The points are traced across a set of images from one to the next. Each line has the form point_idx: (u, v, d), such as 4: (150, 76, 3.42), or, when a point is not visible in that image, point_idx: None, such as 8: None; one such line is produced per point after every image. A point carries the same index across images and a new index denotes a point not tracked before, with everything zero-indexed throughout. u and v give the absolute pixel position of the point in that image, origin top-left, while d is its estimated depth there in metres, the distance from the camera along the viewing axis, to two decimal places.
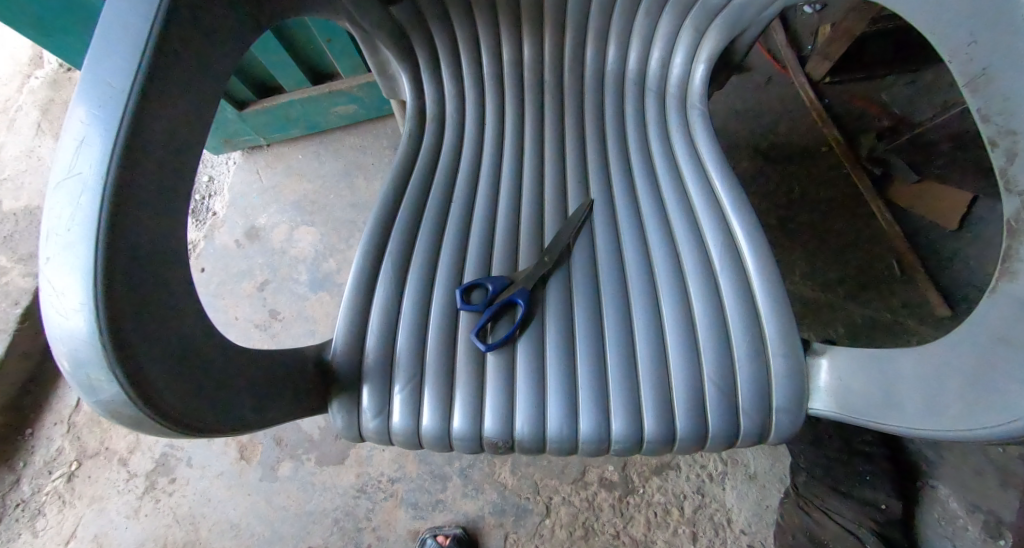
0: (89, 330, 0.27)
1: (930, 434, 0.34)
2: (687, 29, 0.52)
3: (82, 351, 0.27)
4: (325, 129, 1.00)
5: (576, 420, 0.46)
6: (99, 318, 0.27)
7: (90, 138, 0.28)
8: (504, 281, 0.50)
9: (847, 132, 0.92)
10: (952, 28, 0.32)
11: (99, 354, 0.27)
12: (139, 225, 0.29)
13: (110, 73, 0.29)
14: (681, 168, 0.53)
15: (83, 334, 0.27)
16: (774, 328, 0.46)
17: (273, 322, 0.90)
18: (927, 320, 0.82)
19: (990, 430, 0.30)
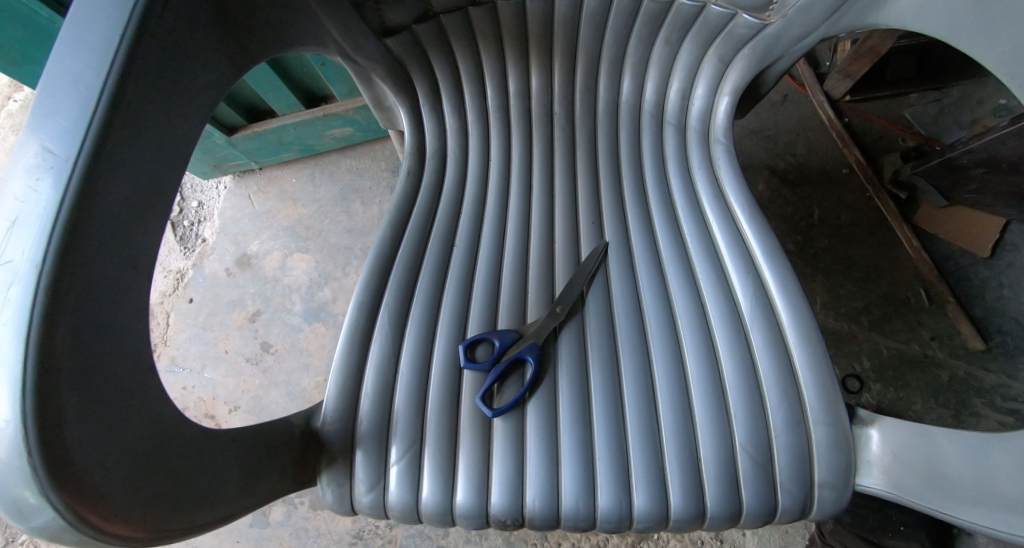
0: (16, 447, 0.22)
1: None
2: (711, 58, 0.48)
3: (4, 472, 0.22)
4: (320, 152, 0.96)
5: (594, 495, 0.41)
6: (29, 431, 0.22)
7: (27, 217, 0.23)
8: (512, 336, 0.46)
9: (868, 153, 0.87)
10: None
11: (27, 476, 0.22)
12: (86, 312, 0.25)
13: (54, 138, 0.24)
14: (705, 208, 0.49)
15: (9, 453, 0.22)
16: (814, 393, 0.41)
17: (265, 356, 0.85)
18: (959, 353, 0.77)
19: None
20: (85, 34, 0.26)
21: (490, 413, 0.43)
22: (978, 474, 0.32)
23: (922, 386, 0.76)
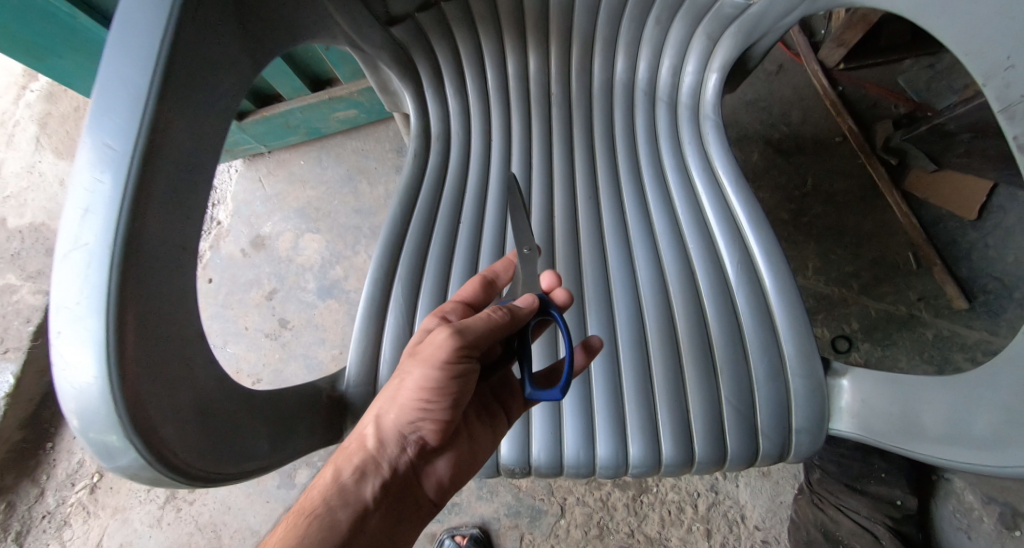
0: (106, 399, 0.27)
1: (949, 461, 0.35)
2: (700, 37, 0.50)
3: (99, 421, 0.27)
4: (326, 134, 0.99)
5: (593, 445, 0.46)
6: (113, 387, 0.27)
7: (95, 207, 0.27)
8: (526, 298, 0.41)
9: (862, 120, 0.89)
10: (989, 50, 0.31)
11: (112, 420, 0.27)
12: (141, 289, 0.29)
13: (110, 134, 0.28)
14: (695, 182, 0.52)
15: (101, 404, 0.27)
16: (793, 349, 0.45)
17: (283, 331, 0.90)
18: (944, 312, 0.81)
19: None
20: (122, 47, 0.29)
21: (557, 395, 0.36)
22: (959, 419, 0.34)
23: (908, 344, 0.80)
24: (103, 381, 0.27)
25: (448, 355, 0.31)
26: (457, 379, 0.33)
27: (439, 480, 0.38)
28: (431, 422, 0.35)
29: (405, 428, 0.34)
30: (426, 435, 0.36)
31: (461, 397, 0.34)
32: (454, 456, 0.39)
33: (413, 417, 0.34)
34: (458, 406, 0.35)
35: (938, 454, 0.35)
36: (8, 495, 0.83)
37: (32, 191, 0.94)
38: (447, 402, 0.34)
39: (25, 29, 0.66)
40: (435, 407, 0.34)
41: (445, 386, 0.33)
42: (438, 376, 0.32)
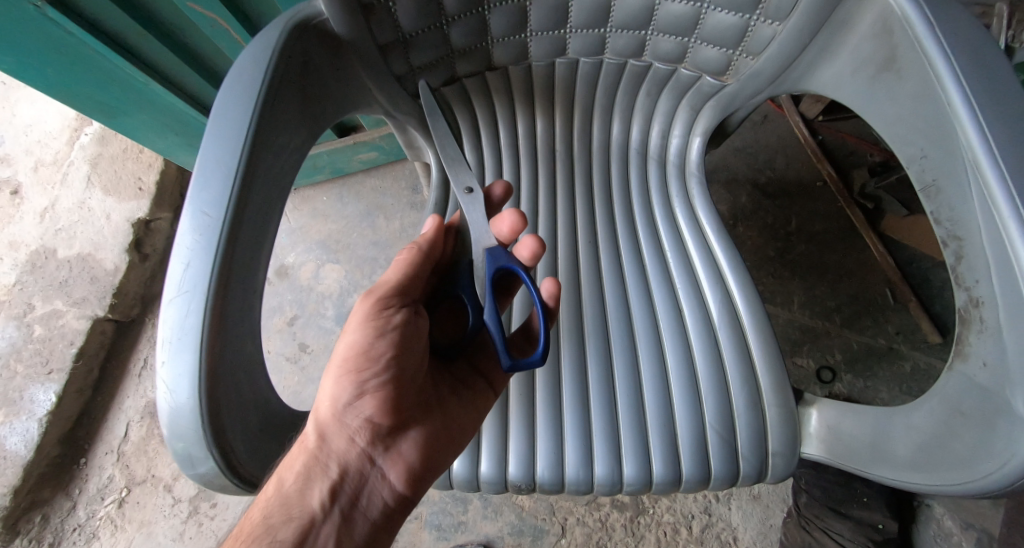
0: (193, 417, 0.33)
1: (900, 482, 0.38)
2: (684, 107, 0.59)
3: (186, 435, 0.33)
4: (348, 173, 1.07)
5: (592, 464, 0.52)
6: (199, 407, 0.33)
7: (194, 262, 0.34)
8: (496, 250, 0.48)
9: (840, 167, 0.97)
10: (909, 142, 0.39)
11: (197, 434, 0.33)
12: (225, 328, 0.35)
13: (207, 205, 0.35)
14: (682, 231, 0.59)
15: (189, 421, 0.33)
16: (768, 380, 0.52)
17: (303, 355, 0.97)
18: (920, 346, 0.87)
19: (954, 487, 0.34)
20: (220, 137, 0.37)
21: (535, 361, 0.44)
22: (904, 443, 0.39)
23: (887, 375, 0.86)
24: (192, 402, 0.33)
25: (370, 313, 0.40)
26: (383, 337, 0.40)
27: (403, 461, 0.44)
28: (370, 400, 0.40)
29: (346, 415, 0.40)
30: (370, 420, 0.41)
31: (392, 362, 0.40)
32: (415, 439, 0.45)
33: (350, 399, 0.39)
34: (394, 373, 0.41)
35: (889, 475, 0.39)
36: (44, 508, 0.90)
37: (80, 224, 1.03)
38: (380, 369, 0.40)
39: (103, 94, 0.71)
40: (368, 377, 0.39)
41: (372, 348, 0.39)
42: (362, 334, 0.39)
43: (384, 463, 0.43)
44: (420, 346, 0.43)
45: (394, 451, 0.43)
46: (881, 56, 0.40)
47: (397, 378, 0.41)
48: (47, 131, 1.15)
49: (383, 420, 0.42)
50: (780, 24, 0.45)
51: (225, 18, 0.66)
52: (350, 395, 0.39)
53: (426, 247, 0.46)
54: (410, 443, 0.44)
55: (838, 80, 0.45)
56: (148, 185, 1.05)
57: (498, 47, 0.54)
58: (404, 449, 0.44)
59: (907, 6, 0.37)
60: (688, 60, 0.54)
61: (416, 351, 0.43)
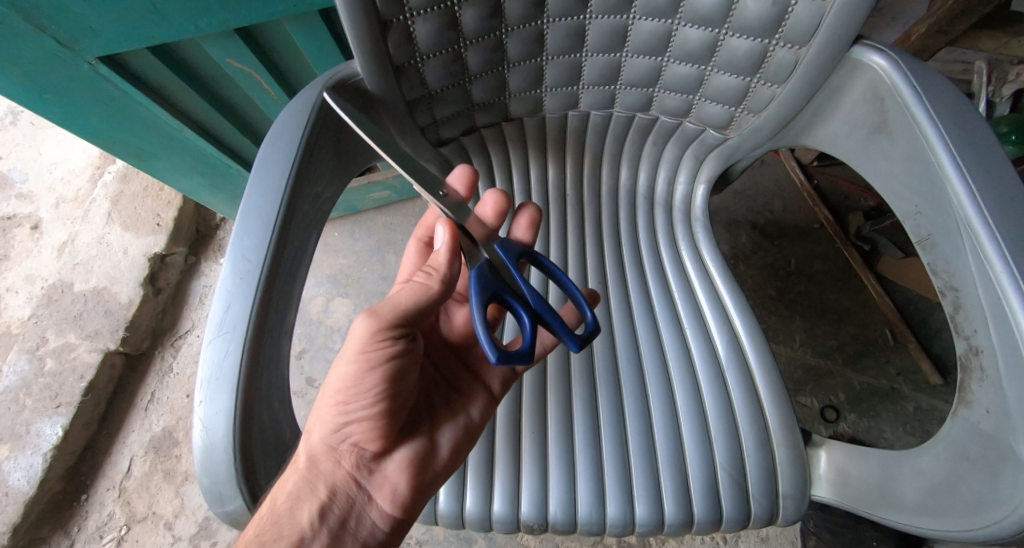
0: (226, 456, 0.33)
1: (913, 527, 0.39)
2: (689, 156, 0.63)
3: (218, 473, 0.33)
4: (359, 210, 1.11)
5: (604, 505, 0.52)
6: (233, 446, 0.33)
7: (234, 304, 0.36)
8: (508, 242, 0.47)
9: (836, 210, 1.01)
10: (903, 197, 0.42)
11: (230, 473, 0.33)
12: (262, 368, 0.36)
13: (248, 251, 0.37)
14: (689, 272, 0.62)
15: (222, 460, 0.33)
16: (777, 421, 0.53)
17: (309, 390, 0.97)
18: (922, 387, 0.88)
19: (969, 533, 0.34)
20: (262, 187, 0.39)
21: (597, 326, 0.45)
22: (915, 485, 0.39)
23: (890, 416, 0.87)
24: (227, 440, 0.33)
25: (366, 340, 0.37)
26: (375, 370, 0.38)
27: (390, 485, 0.43)
28: (358, 429, 0.40)
29: (334, 440, 0.40)
30: (357, 445, 0.41)
31: (381, 396, 0.39)
32: (403, 463, 0.44)
33: (337, 427, 0.39)
34: (383, 405, 0.40)
35: (901, 519, 0.40)
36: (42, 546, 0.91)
37: (98, 259, 1.06)
38: (367, 402, 0.39)
39: (137, 138, 0.75)
40: (355, 409, 0.39)
41: (361, 381, 0.38)
42: (355, 367, 0.37)
43: (371, 487, 0.43)
44: (411, 373, 0.42)
45: (381, 476, 0.43)
46: (874, 120, 0.44)
47: (388, 406, 0.40)
48: (70, 169, 1.22)
49: (371, 446, 0.42)
50: (779, 87, 0.49)
51: (259, 72, 0.70)
52: (337, 424, 0.39)
53: (443, 272, 0.42)
54: (399, 466, 0.44)
55: (834, 137, 0.49)
56: (166, 221, 1.08)
57: (515, 101, 0.58)
58: (391, 473, 0.44)
59: (896, 77, 0.41)
60: (692, 115, 0.57)
61: (408, 377, 0.42)
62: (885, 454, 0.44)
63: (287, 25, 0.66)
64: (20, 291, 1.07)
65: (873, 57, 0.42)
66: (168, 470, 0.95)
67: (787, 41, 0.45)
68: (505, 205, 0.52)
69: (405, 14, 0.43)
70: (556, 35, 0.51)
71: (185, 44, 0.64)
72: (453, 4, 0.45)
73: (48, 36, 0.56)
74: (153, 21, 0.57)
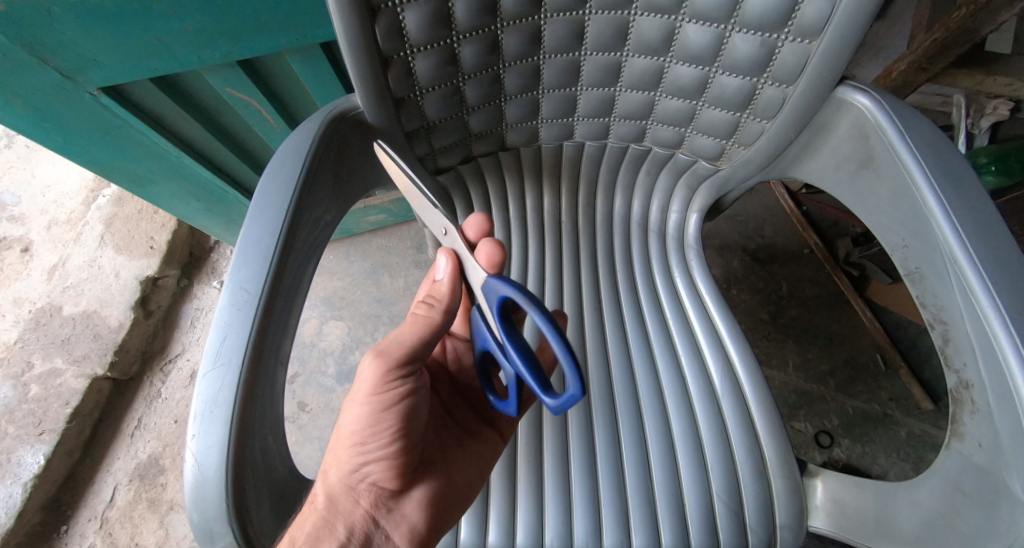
0: (218, 493, 0.32)
1: None
2: (682, 186, 0.65)
3: (209, 509, 0.32)
4: (355, 233, 1.11)
5: (601, 538, 0.50)
6: (226, 482, 0.32)
7: (231, 335, 0.35)
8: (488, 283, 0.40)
9: (825, 236, 1.03)
10: (890, 231, 0.44)
11: (222, 510, 0.32)
12: (256, 400, 0.35)
13: (246, 281, 0.37)
14: (683, 300, 0.63)
15: (214, 496, 0.32)
16: (773, 450, 0.53)
17: (301, 415, 0.96)
18: (914, 412, 0.88)
19: None
20: (261, 216, 0.40)
21: (571, 396, 0.32)
22: (912, 517, 0.39)
23: (884, 441, 0.87)
24: (220, 475, 0.32)
25: (378, 380, 0.39)
26: (389, 408, 0.40)
27: (408, 524, 0.43)
28: (374, 467, 0.41)
29: (353, 479, 0.41)
30: (376, 484, 0.42)
31: (397, 433, 0.41)
32: (420, 501, 0.45)
33: (355, 466, 0.40)
34: (399, 443, 0.42)
35: None
36: None
37: (89, 281, 1.05)
38: (383, 440, 0.41)
39: (136, 166, 0.76)
40: (373, 448, 0.40)
41: (378, 420, 0.40)
42: (370, 407, 0.39)
43: (389, 525, 0.42)
44: (421, 408, 0.44)
45: (398, 514, 0.43)
46: (860, 155, 0.45)
47: (402, 442, 0.42)
48: (64, 192, 1.21)
49: (389, 484, 0.43)
50: (768, 122, 0.51)
51: (258, 101, 0.71)
52: (354, 464, 0.40)
53: (444, 305, 0.43)
54: (416, 504, 0.44)
55: (821, 172, 0.51)
56: (160, 244, 1.07)
57: (511, 131, 0.59)
58: (408, 511, 0.44)
59: (880, 116, 0.42)
60: (685, 146, 0.59)
61: (419, 413, 0.43)
62: (882, 484, 0.44)
63: (288, 57, 0.67)
64: (7, 314, 1.05)
65: (857, 96, 0.44)
66: (153, 499, 0.92)
67: (775, 79, 0.47)
68: (499, 259, 0.48)
69: (405, 51, 0.45)
70: (552, 70, 0.52)
71: (186, 75, 0.65)
72: (452, 41, 0.46)
73: (51, 68, 0.57)
74: (156, 53, 0.58)
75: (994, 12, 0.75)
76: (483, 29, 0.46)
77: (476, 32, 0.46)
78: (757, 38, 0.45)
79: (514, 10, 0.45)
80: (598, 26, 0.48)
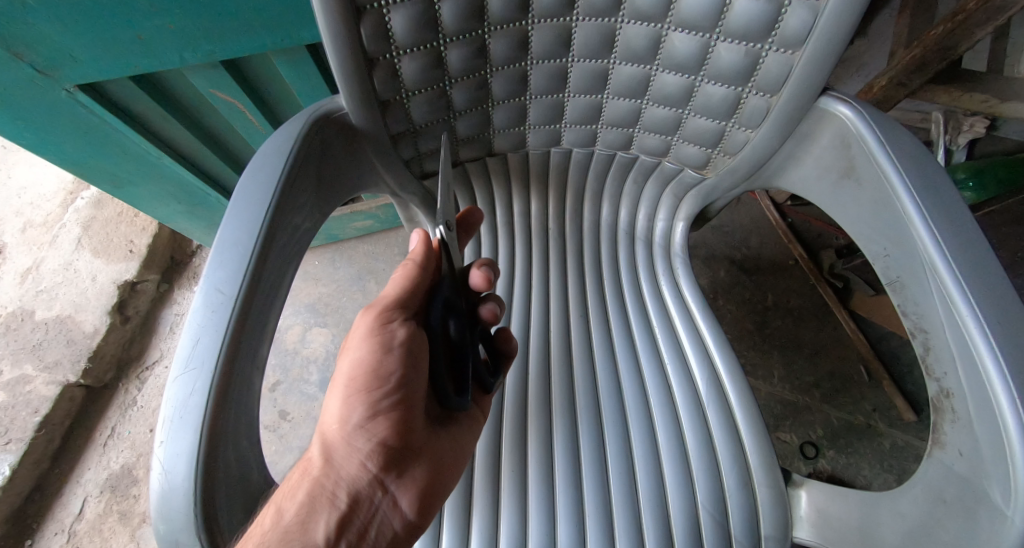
0: (185, 500, 0.31)
1: None
2: (669, 195, 0.65)
3: (174, 520, 0.31)
4: (341, 239, 1.10)
5: None
6: (192, 489, 0.31)
7: (203, 337, 0.34)
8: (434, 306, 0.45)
9: (809, 248, 1.04)
10: (873, 241, 0.44)
11: (188, 520, 0.31)
12: (229, 405, 0.34)
13: (222, 283, 0.36)
14: (670, 308, 0.63)
15: (180, 505, 0.31)
16: (758, 460, 0.52)
17: (282, 424, 0.93)
18: (897, 423, 0.89)
19: None
20: (241, 214, 0.39)
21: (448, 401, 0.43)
22: (899, 526, 0.38)
23: (869, 452, 0.87)
24: (188, 483, 0.31)
25: (373, 325, 0.42)
26: (391, 353, 0.41)
27: (416, 485, 0.44)
28: (380, 422, 0.41)
29: (356, 437, 0.41)
30: (381, 443, 0.42)
31: (399, 382, 0.42)
32: (422, 464, 0.45)
33: (360, 420, 0.41)
34: (403, 393, 0.43)
35: None
36: None
37: (64, 286, 1.02)
38: (386, 386, 0.41)
39: (115, 165, 0.74)
40: (379, 397, 0.41)
41: (381, 365, 0.41)
42: (371, 351, 0.41)
43: (397, 488, 0.43)
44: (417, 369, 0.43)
45: (405, 477, 0.43)
46: (842, 165, 0.46)
47: (404, 394, 0.43)
48: (41, 194, 1.19)
49: (393, 443, 0.43)
50: (753, 131, 0.51)
51: (243, 103, 0.70)
52: (361, 416, 0.41)
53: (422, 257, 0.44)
54: (419, 468, 0.45)
55: (804, 183, 0.51)
56: (139, 248, 1.05)
57: (499, 136, 0.59)
58: (416, 474, 0.44)
59: (861, 126, 0.43)
60: (671, 155, 0.59)
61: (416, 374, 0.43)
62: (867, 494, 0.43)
63: (274, 59, 0.67)
64: None
65: (839, 107, 0.44)
66: (125, 511, 0.89)
67: (759, 89, 0.48)
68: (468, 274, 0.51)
69: (391, 52, 0.44)
70: (540, 75, 0.52)
71: (168, 73, 0.64)
72: (439, 44, 0.46)
73: (26, 64, 0.56)
74: (136, 51, 0.57)
75: (971, 28, 0.77)
76: (470, 33, 0.46)
77: (464, 35, 0.46)
78: (741, 48, 0.45)
79: (501, 15, 0.45)
80: (585, 33, 0.48)
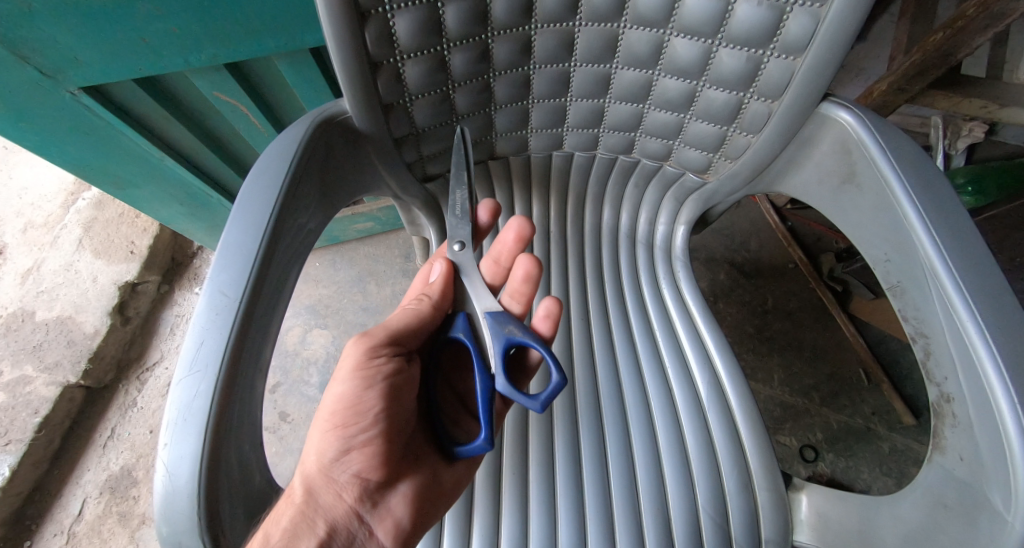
0: (188, 503, 0.31)
1: None
2: (670, 199, 0.65)
3: (178, 522, 0.31)
4: (342, 241, 1.10)
5: None
6: (195, 492, 0.31)
7: (207, 340, 0.34)
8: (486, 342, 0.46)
9: (809, 251, 1.04)
10: (874, 245, 0.44)
11: (192, 522, 0.31)
12: (233, 408, 0.34)
13: (226, 286, 0.36)
14: (671, 312, 0.63)
15: (183, 508, 0.31)
16: (758, 463, 0.52)
17: (282, 425, 0.93)
18: (896, 426, 0.89)
19: None
20: (246, 218, 0.39)
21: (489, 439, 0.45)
22: (898, 530, 0.39)
23: (868, 455, 0.87)
24: (191, 486, 0.31)
25: (360, 359, 0.41)
26: (372, 388, 0.41)
27: (393, 518, 0.42)
28: (358, 456, 0.40)
29: (334, 470, 0.40)
30: (359, 476, 0.40)
31: (380, 417, 0.41)
32: (404, 492, 0.44)
33: (338, 454, 0.39)
34: (382, 428, 0.41)
35: None
36: None
37: (65, 286, 1.02)
38: (365, 423, 0.40)
39: (117, 167, 0.74)
40: (356, 433, 0.40)
41: (361, 400, 0.40)
42: (353, 385, 0.40)
43: (372, 520, 0.41)
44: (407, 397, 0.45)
45: (383, 509, 0.42)
46: (843, 171, 0.46)
47: (384, 429, 0.42)
48: (42, 194, 1.19)
49: (373, 476, 0.41)
50: (754, 136, 0.51)
51: (246, 105, 0.71)
52: (336, 451, 0.39)
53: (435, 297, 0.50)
54: (400, 497, 0.43)
55: (805, 188, 0.52)
56: (140, 249, 1.05)
57: (501, 140, 0.59)
58: (394, 505, 0.43)
59: (862, 132, 0.43)
60: (672, 159, 0.60)
61: (404, 402, 0.44)
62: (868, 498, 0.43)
63: (277, 61, 0.67)
64: None
65: (840, 112, 0.45)
66: (124, 512, 0.89)
67: (761, 94, 0.48)
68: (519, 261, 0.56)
69: (395, 57, 0.45)
70: (542, 79, 0.52)
71: (171, 76, 0.65)
72: (442, 49, 0.46)
73: (30, 66, 0.56)
74: (140, 54, 0.58)
75: (970, 35, 0.77)
76: (473, 38, 0.46)
77: (467, 40, 0.46)
78: (744, 53, 0.46)
79: (504, 20, 0.46)
80: (587, 38, 0.48)
